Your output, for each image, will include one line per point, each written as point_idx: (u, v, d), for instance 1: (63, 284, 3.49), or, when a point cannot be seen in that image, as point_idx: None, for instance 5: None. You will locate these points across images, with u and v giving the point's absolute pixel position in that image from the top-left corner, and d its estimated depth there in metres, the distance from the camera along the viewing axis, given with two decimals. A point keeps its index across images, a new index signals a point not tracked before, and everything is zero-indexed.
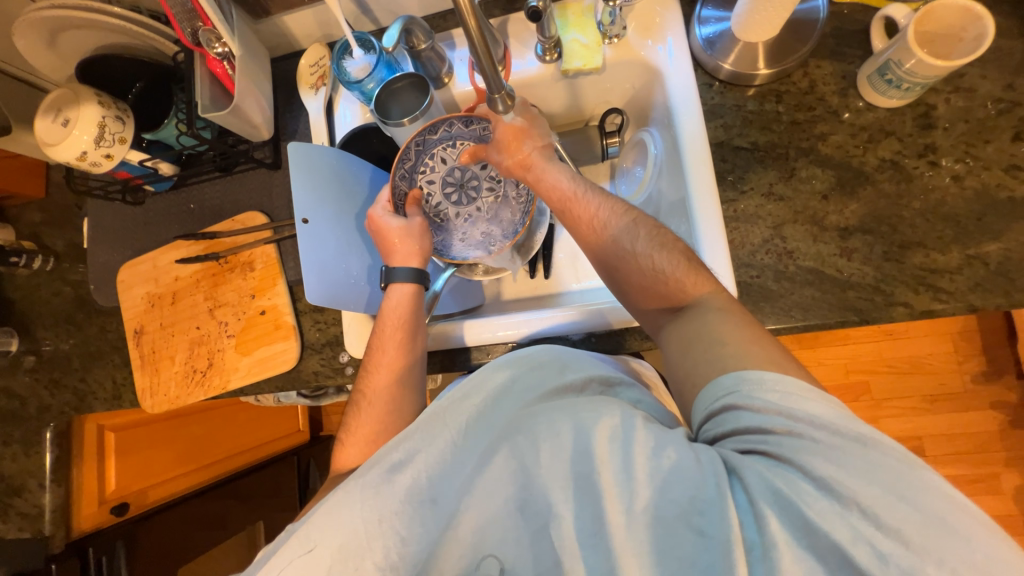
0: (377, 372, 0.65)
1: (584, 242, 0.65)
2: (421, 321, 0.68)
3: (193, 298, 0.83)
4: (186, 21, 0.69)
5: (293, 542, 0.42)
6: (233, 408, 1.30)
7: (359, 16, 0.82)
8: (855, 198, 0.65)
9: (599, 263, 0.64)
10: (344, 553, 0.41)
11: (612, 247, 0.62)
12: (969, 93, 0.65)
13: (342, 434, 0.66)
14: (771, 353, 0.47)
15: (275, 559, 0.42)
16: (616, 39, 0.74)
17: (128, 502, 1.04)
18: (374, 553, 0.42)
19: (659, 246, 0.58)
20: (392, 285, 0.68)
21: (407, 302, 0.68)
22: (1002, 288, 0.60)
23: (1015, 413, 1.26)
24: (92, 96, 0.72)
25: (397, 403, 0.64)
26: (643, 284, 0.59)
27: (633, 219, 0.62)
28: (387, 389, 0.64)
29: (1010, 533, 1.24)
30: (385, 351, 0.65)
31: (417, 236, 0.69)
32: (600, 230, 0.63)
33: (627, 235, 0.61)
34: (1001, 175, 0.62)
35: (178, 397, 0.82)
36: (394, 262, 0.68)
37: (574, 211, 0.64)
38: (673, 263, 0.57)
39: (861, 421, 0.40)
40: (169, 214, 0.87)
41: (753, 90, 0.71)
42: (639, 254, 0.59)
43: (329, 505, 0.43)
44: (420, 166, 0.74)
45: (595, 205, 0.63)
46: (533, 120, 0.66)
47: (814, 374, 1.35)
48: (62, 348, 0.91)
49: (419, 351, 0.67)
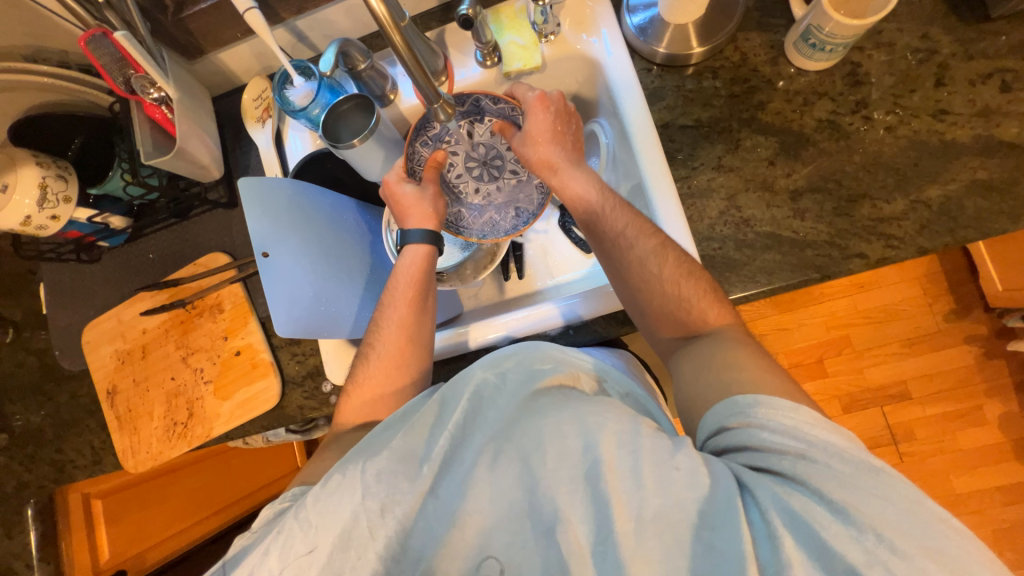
0: (387, 328, 0.67)
1: (606, 255, 0.65)
2: (432, 283, 0.70)
3: (165, 349, 0.81)
4: (117, 70, 0.67)
5: (292, 523, 0.44)
6: (226, 454, 1.22)
7: (296, 45, 0.82)
8: (800, 160, 0.68)
9: (621, 279, 0.63)
10: (345, 539, 0.43)
11: (636, 267, 0.61)
12: (889, 47, 0.68)
13: (348, 385, 0.67)
14: (787, 385, 0.49)
15: (275, 545, 0.43)
16: (552, 37, 0.75)
17: (125, 569, 1.03)
18: (375, 543, 0.43)
19: (685, 274, 0.60)
20: (407, 246, 0.71)
21: (422, 261, 0.70)
22: (947, 227, 0.63)
23: (988, 344, 1.31)
24: (29, 158, 0.71)
25: (406, 360, 0.66)
26: (664, 310, 0.60)
27: (660, 242, 0.61)
28: (400, 344, 0.66)
29: (1002, 461, 1.28)
30: (397, 309, 0.67)
31: (430, 201, 0.72)
32: (625, 248, 0.62)
33: (655, 257, 0.60)
34: (930, 120, 0.65)
35: (161, 452, 0.79)
36: (410, 225, 0.71)
37: (597, 227, 0.66)
38: (699, 293, 0.59)
39: (871, 454, 0.42)
40: (128, 267, 0.85)
41: (690, 69, 0.73)
42: (665, 280, 0.60)
43: (328, 492, 0.44)
44: (445, 136, 0.78)
45: (621, 223, 0.63)
46: (565, 118, 0.69)
47: (795, 335, 1.39)
48: (33, 421, 0.87)
49: (432, 314, 0.69)
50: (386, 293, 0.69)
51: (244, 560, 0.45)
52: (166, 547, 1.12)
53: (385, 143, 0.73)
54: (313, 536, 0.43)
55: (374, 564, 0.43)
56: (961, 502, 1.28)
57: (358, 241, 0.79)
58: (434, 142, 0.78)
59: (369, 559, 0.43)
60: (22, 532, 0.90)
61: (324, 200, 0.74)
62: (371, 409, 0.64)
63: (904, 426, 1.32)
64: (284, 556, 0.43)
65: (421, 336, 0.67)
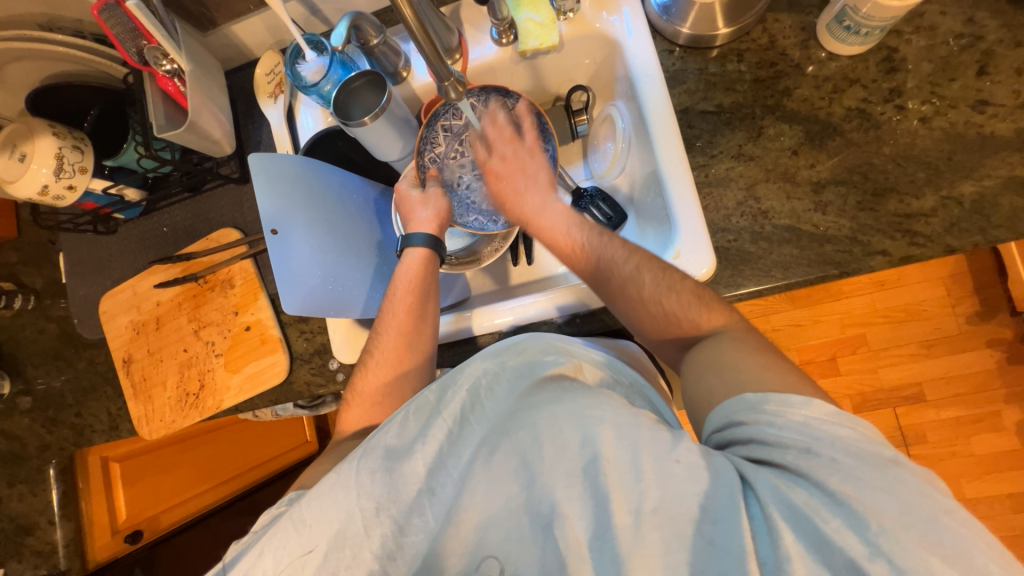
0: (386, 334, 0.68)
1: (592, 283, 0.66)
2: (433, 285, 0.70)
3: (178, 321, 0.83)
4: (129, 40, 0.67)
5: (286, 524, 0.46)
6: (237, 426, 1.26)
7: (309, 18, 0.80)
8: (826, 150, 0.65)
9: (606, 298, 0.64)
10: (340, 539, 0.45)
11: (618, 294, 0.62)
12: (931, 32, 0.64)
13: (347, 395, 0.69)
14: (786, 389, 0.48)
15: (270, 546, 0.45)
16: (571, 14, 0.73)
17: (141, 529, 1.08)
18: (370, 542, 0.45)
19: (666, 290, 0.59)
20: (408, 249, 0.71)
21: (419, 266, 0.70)
22: (978, 226, 0.60)
23: (1011, 350, 1.27)
24: (46, 128, 0.72)
25: (406, 367, 0.67)
26: (653, 325, 0.60)
27: (637, 263, 0.61)
28: (397, 349, 0.67)
29: (1017, 468, 1.25)
30: (396, 315, 0.68)
31: (435, 205, 0.73)
32: (608, 275, 0.63)
33: (633, 281, 0.61)
34: (968, 111, 0.62)
35: (174, 422, 0.82)
36: (411, 229, 0.72)
37: (576, 262, 0.68)
38: (683, 307, 0.58)
39: (883, 449, 0.40)
40: (142, 240, 0.86)
41: (715, 51, 0.70)
42: (647, 299, 0.60)
43: (323, 490, 0.46)
44: (450, 151, 0.79)
45: (597, 253, 0.65)
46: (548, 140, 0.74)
47: (809, 333, 1.36)
48: (55, 385, 0.90)
49: (432, 321, 0.69)
50: (386, 300, 0.70)
51: (242, 557, 0.47)
52: (183, 509, 1.17)
53: (396, 123, 0.71)
54: (309, 536, 0.45)
55: (369, 563, 0.45)
56: (972, 508, 1.26)
57: (368, 217, 0.79)
58: (441, 159, 0.79)
59: (363, 559, 0.45)
60: (44, 490, 0.93)
61: (334, 177, 0.74)
62: (369, 415, 0.66)
63: (916, 429, 1.30)
64: (279, 555, 0.45)
65: (418, 343, 0.68)
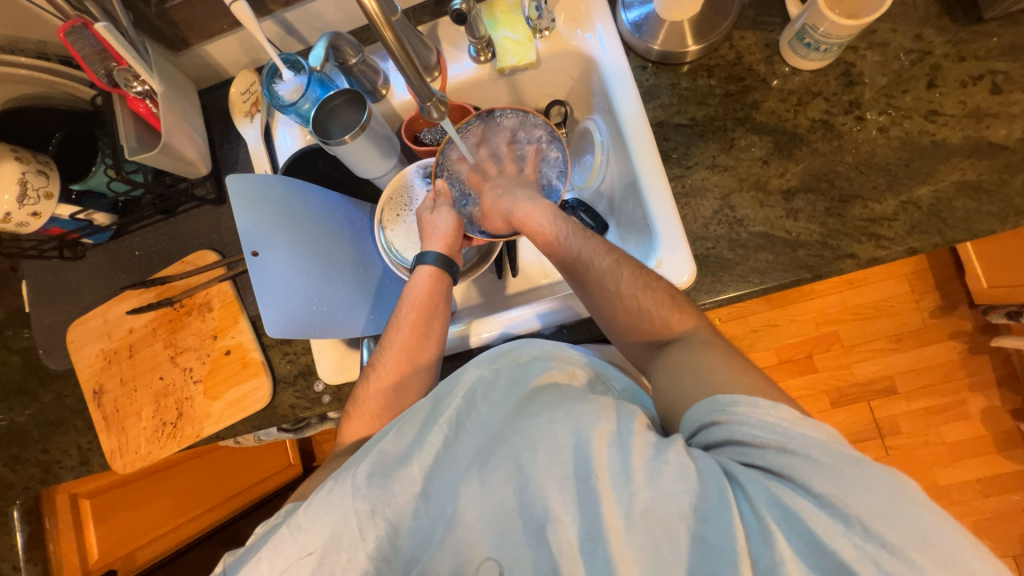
0: (389, 350, 0.67)
1: (569, 276, 0.67)
2: (441, 304, 0.70)
3: (152, 348, 0.80)
4: (98, 62, 0.65)
5: (284, 530, 0.45)
6: (216, 453, 1.21)
7: (285, 37, 0.80)
8: (794, 159, 0.68)
9: (584, 296, 0.65)
10: (335, 541, 0.44)
11: (596, 286, 0.63)
12: (883, 48, 0.68)
13: (348, 409, 0.67)
14: (769, 388, 0.49)
15: (266, 551, 0.44)
16: (546, 33, 0.75)
17: (114, 569, 1.01)
18: (365, 543, 0.45)
19: (643, 287, 0.60)
20: (421, 266, 0.72)
21: (430, 285, 0.70)
22: (935, 227, 0.63)
23: (972, 340, 1.34)
24: (8, 152, 0.69)
25: (407, 387, 0.66)
26: (632, 324, 0.61)
27: (615, 259, 0.63)
28: (400, 366, 0.66)
29: (983, 454, 1.31)
30: (401, 330, 0.68)
31: (446, 225, 0.73)
32: (585, 270, 0.64)
33: (611, 275, 0.62)
34: (921, 121, 0.66)
35: (150, 453, 0.78)
36: (427, 246, 0.72)
37: (555, 254, 0.69)
38: (657, 305, 0.60)
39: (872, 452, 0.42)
40: (113, 264, 0.83)
41: (685, 67, 0.73)
42: (623, 294, 0.61)
43: (320, 496, 0.46)
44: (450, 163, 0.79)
45: (575, 246, 0.66)
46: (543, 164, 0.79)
47: (786, 332, 1.40)
48: (18, 421, 0.85)
49: (438, 341, 0.69)
50: (392, 317, 0.70)
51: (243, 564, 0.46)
52: (162, 542, 1.11)
53: (377, 140, 0.71)
54: (306, 540, 0.44)
55: (364, 563, 0.45)
56: (945, 495, 1.31)
57: (350, 237, 0.78)
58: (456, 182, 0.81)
59: (360, 559, 0.45)
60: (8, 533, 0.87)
61: (316, 197, 0.73)
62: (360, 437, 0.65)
63: (890, 420, 1.35)
64: (275, 560, 0.44)
65: (420, 361, 0.67)
